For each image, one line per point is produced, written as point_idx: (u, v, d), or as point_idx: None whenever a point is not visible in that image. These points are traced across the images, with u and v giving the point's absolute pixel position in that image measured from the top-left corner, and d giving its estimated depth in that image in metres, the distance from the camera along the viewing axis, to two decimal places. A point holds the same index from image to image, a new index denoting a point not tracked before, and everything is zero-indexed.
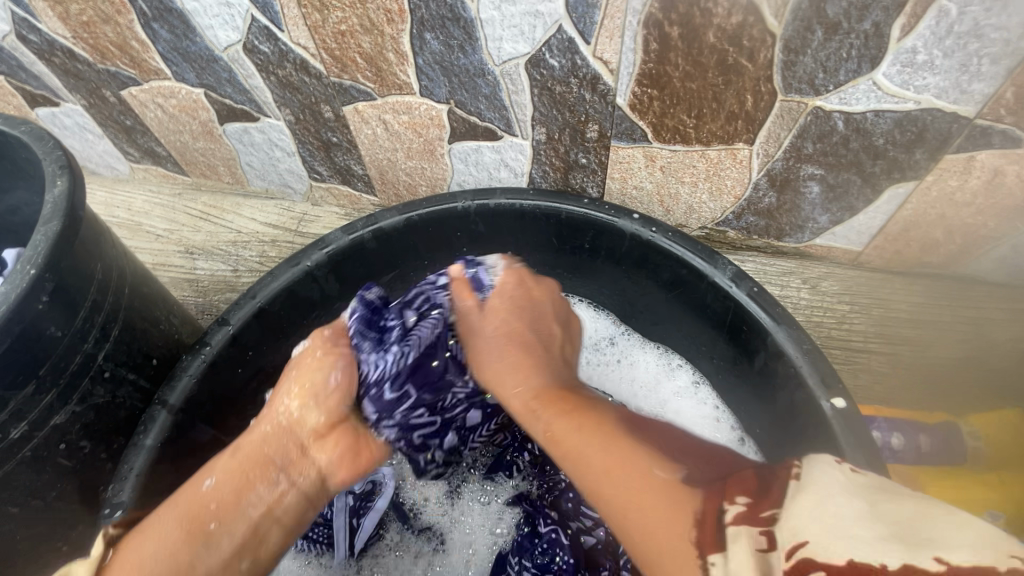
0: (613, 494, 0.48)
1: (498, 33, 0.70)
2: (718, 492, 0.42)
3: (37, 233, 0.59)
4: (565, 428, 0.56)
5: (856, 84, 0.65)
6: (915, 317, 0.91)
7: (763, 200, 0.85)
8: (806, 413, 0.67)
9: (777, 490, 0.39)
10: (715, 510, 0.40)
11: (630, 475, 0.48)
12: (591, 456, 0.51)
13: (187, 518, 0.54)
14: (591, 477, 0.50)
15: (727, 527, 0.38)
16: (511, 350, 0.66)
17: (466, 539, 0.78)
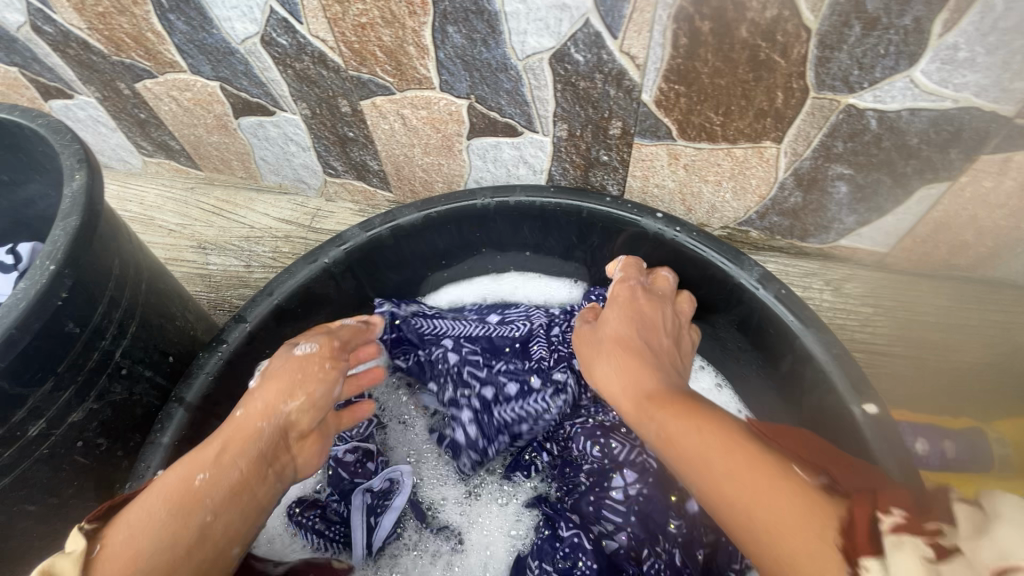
0: (737, 497, 0.45)
1: (522, 26, 0.68)
2: (869, 501, 0.41)
3: (56, 229, 0.58)
4: (681, 429, 0.52)
5: (893, 81, 0.64)
6: (941, 321, 0.89)
7: (788, 199, 0.83)
8: (834, 419, 0.65)
9: (947, 509, 0.38)
10: (868, 518, 0.40)
11: (753, 477, 0.46)
12: (710, 456, 0.48)
13: (178, 510, 0.52)
14: (720, 481, 0.47)
15: (889, 535, 0.37)
16: (625, 355, 0.64)
17: (484, 540, 0.77)
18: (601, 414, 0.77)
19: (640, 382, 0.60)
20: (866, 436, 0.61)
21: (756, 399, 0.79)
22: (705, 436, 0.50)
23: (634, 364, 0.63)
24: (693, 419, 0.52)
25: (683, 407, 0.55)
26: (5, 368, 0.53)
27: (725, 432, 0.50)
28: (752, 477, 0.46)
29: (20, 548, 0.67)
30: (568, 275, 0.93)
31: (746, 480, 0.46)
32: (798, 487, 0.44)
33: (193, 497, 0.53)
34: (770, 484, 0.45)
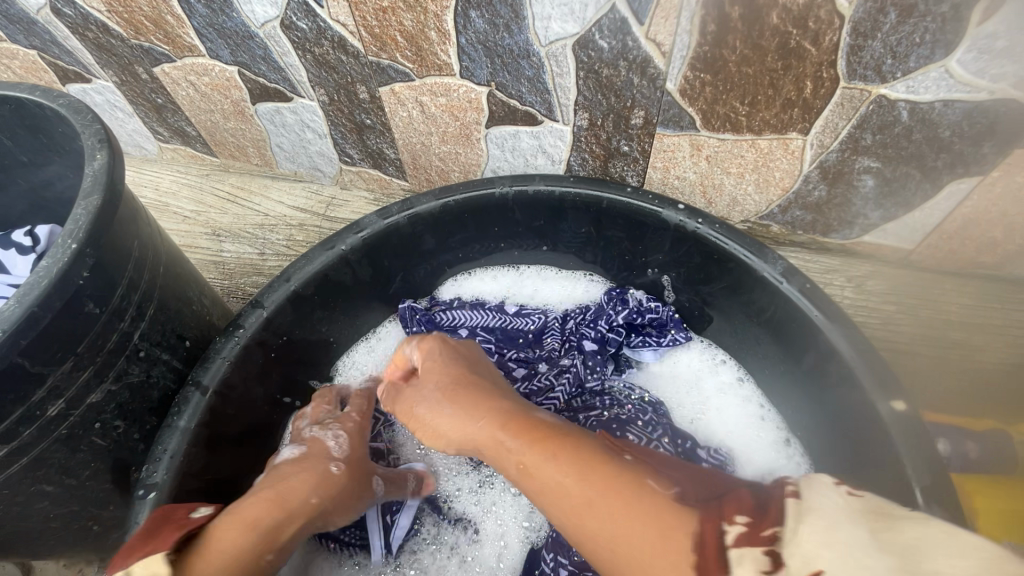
0: (601, 531, 0.45)
1: (546, 11, 0.67)
2: (716, 512, 0.43)
3: (78, 208, 0.58)
4: (535, 458, 0.51)
5: (927, 71, 0.62)
6: (967, 320, 0.87)
7: (812, 193, 0.81)
8: (861, 416, 0.64)
9: (778, 513, 0.40)
10: (717, 533, 0.41)
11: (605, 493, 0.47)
12: (565, 485, 0.48)
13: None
14: (576, 508, 0.47)
15: (733, 551, 0.39)
16: (447, 401, 0.60)
17: (497, 530, 0.76)
18: (616, 408, 0.76)
19: (474, 417, 0.57)
20: (893, 434, 0.60)
21: (779, 394, 0.78)
22: (552, 466, 0.49)
23: (457, 398, 0.60)
24: (538, 446, 0.52)
25: (534, 432, 0.53)
26: (28, 345, 0.53)
27: (573, 454, 0.50)
28: (602, 507, 0.46)
29: (36, 530, 0.67)
30: (583, 269, 0.92)
31: (598, 508, 0.46)
32: (647, 505, 0.45)
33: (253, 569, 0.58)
34: (626, 505, 0.45)
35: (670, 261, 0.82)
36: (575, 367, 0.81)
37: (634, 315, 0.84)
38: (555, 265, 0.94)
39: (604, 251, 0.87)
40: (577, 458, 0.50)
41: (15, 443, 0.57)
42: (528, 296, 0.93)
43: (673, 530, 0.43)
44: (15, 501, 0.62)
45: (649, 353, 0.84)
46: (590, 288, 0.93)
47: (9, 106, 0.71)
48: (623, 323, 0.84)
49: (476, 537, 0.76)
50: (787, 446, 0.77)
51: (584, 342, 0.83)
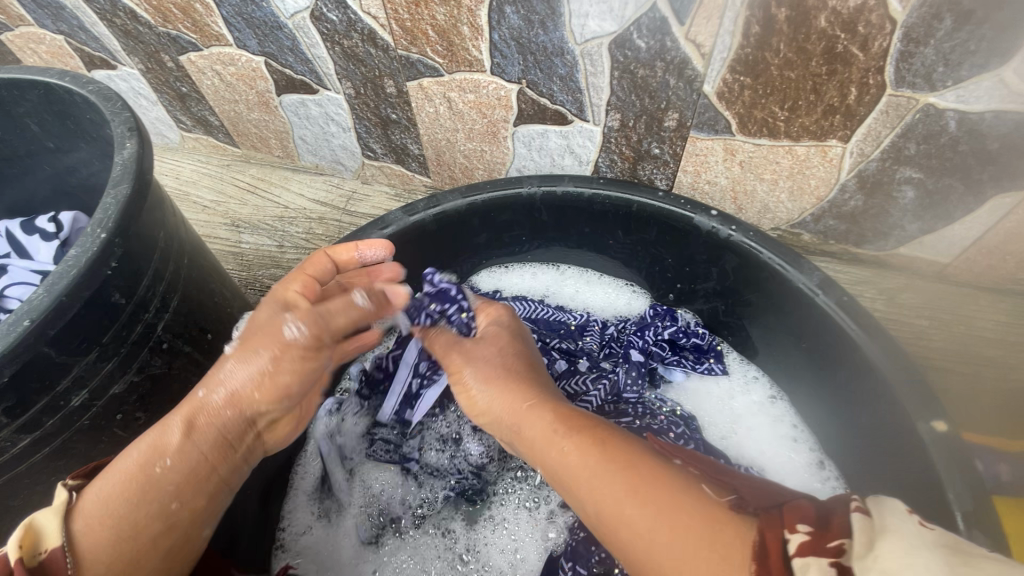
0: (636, 518, 0.43)
1: (584, 8, 0.65)
2: (777, 517, 0.38)
3: (107, 197, 0.57)
4: (584, 450, 0.50)
5: (980, 80, 0.60)
6: (1004, 338, 0.84)
7: (848, 202, 0.79)
8: (899, 434, 0.62)
9: (843, 527, 0.35)
10: (777, 542, 0.36)
11: (637, 482, 0.45)
12: (606, 482, 0.47)
13: (143, 496, 0.51)
14: (613, 499, 0.45)
15: (795, 560, 0.34)
16: (510, 387, 0.61)
17: (509, 545, 0.75)
18: (648, 417, 0.74)
19: (528, 407, 0.57)
20: (934, 455, 0.58)
21: (818, 414, 0.76)
22: (598, 461, 0.48)
23: (518, 391, 0.60)
24: (587, 445, 0.50)
25: (587, 427, 0.53)
26: (55, 335, 0.53)
27: (610, 455, 0.48)
28: (641, 508, 0.43)
29: None
30: (628, 279, 0.91)
31: (633, 508, 0.44)
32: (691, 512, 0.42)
33: (155, 481, 0.52)
34: (669, 500, 0.43)
35: (721, 287, 0.81)
36: (614, 374, 0.79)
37: (679, 333, 0.83)
38: (602, 271, 0.93)
39: (648, 266, 0.87)
40: (611, 456, 0.48)
41: (38, 433, 0.57)
42: (570, 296, 0.92)
43: (725, 539, 0.39)
44: (36, 489, 0.61)
45: (679, 374, 0.83)
46: (633, 301, 0.91)
47: (38, 91, 0.71)
48: (667, 338, 0.83)
49: (482, 544, 0.75)
50: (821, 469, 0.75)
51: (630, 351, 0.82)
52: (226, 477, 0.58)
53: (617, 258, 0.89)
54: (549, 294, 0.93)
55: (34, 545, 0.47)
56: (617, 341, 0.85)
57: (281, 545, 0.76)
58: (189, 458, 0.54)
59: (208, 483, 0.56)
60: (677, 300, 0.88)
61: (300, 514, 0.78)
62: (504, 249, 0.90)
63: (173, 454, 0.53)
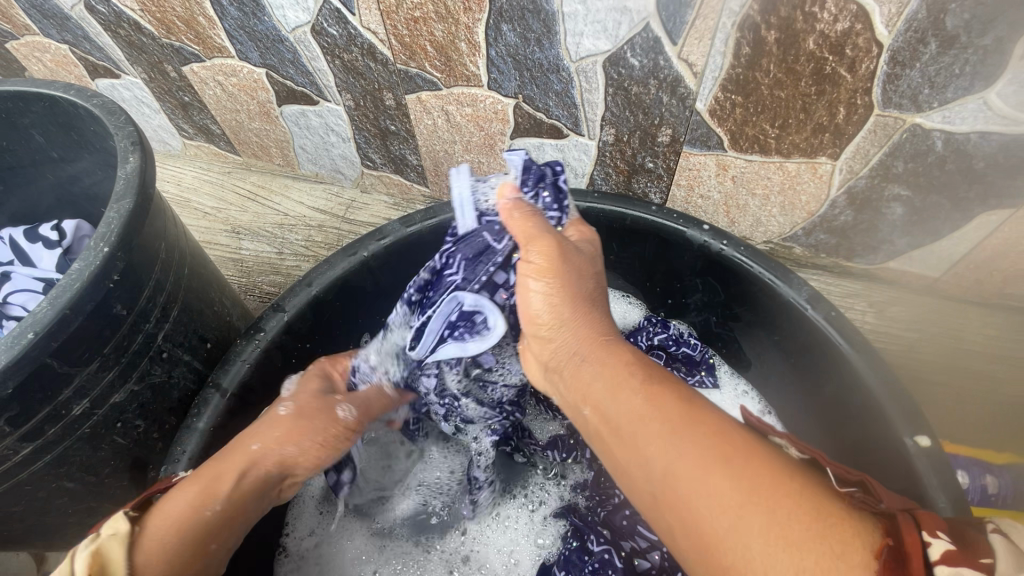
0: (725, 487, 0.38)
1: (579, 28, 0.67)
2: (907, 519, 0.36)
3: (110, 211, 0.58)
4: (666, 401, 0.44)
5: (964, 102, 0.61)
6: (992, 352, 0.85)
7: (838, 217, 0.81)
8: (885, 450, 0.64)
9: (986, 545, 0.34)
10: (918, 543, 0.34)
11: (732, 446, 0.40)
12: (693, 440, 0.41)
13: (195, 542, 0.51)
14: (698, 457, 0.40)
15: (939, 565, 0.33)
16: (585, 318, 0.54)
17: (508, 547, 0.76)
18: None
19: (599, 349, 0.51)
20: (920, 470, 0.59)
21: (805, 428, 0.77)
22: (683, 417, 0.42)
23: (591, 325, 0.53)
24: (659, 395, 0.45)
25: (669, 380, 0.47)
26: (58, 347, 0.54)
27: (691, 415, 0.43)
28: (736, 481, 0.38)
29: (55, 523, 0.68)
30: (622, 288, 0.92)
31: (722, 477, 0.38)
32: (800, 489, 0.37)
33: (207, 529, 0.51)
34: (774, 475, 0.38)
35: (712, 300, 0.83)
36: None
37: (670, 341, 0.84)
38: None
39: (641, 279, 0.88)
40: (693, 414, 0.43)
41: (39, 441, 0.58)
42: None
43: (846, 537, 0.35)
44: (36, 496, 0.63)
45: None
46: (628, 310, 0.91)
47: (43, 104, 0.72)
48: (658, 345, 0.84)
49: (481, 546, 0.76)
50: None
51: None
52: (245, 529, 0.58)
53: (612, 270, 0.90)
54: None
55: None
56: None
57: (282, 549, 0.75)
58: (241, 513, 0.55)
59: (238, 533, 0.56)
60: (668, 315, 0.90)
61: (304, 518, 0.77)
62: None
63: (228, 506, 0.53)
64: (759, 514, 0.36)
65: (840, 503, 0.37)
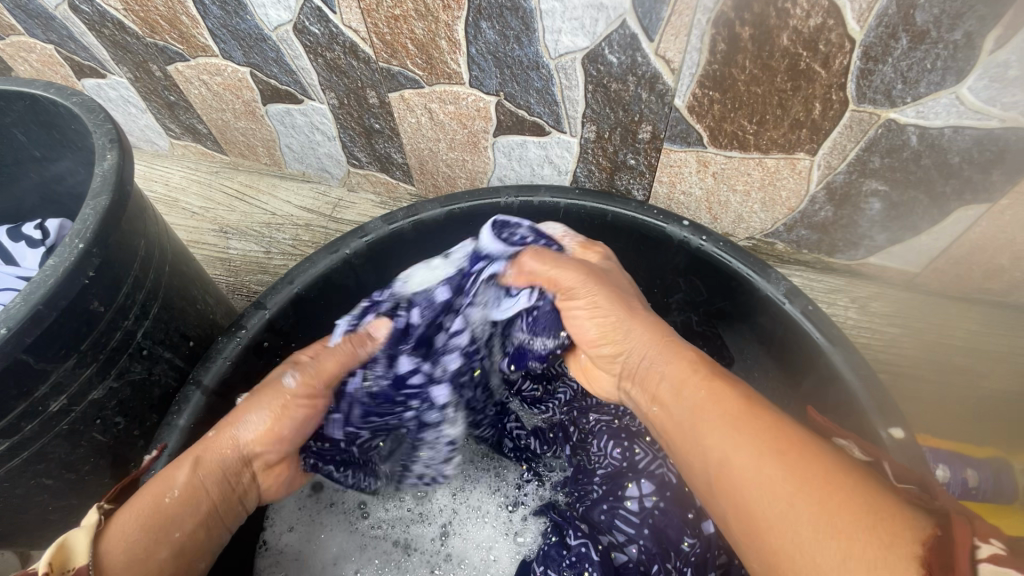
0: (773, 476, 0.45)
1: (557, 25, 0.67)
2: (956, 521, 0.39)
3: (86, 207, 0.59)
4: (723, 396, 0.52)
5: (937, 97, 0.62)
6: (972, 347, 0.86)
7: (818, 213, 0.81)
8: (861, 442, 0.64)
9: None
10: (968, 543, 0.37)
11: (787, 440, 0.47)
12: (750, 432, 0.48)
13: (155, 526, 0.52)
14: (752, 446, 0.47)
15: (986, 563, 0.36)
16: (638, 321, 0.63)
17: (487, 544, 0.76)
18: (628, 416, 0.77)
19: (661, 345, 0.60)
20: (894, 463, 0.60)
21: None
22: (741, 411, 0.50)
23: (655, 330, 0.62)
24: (722, 394, 0.52)
25: (728, 379, 0.55)
26: (32, 343, 0.54)
27: (749, 418, 0.49)
28: (790, 473, 0.44)
29: (34, 520, 0.68)
30: None
31: (778, 464, 0.45)
32: (842, 476, 0.43)
33: (166, 514, 0.54)
34: (825, 470, 0.43)
35: (693, 297, 0.83)
36: None
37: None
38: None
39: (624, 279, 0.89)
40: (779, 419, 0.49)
41: (16, 437, 0.58)
42: None
43: (894, 528, 0.39)
44: (15, 492, 0.63)
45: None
46: None
47: (24, 102, 0.73)
48: None
49: (460, 544, 0.77)
50: None
51: None
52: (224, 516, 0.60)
53: None
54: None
55: (63, 564, 0.47)
56: None
57: (262, 543, 0.75)
58: (200, 495, 0.57)
59: (210, 518, 0.58)
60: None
61: (282, 513, 0.76)
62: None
63: (183, 488, 0.56)
64: (813, 490, 0.43)
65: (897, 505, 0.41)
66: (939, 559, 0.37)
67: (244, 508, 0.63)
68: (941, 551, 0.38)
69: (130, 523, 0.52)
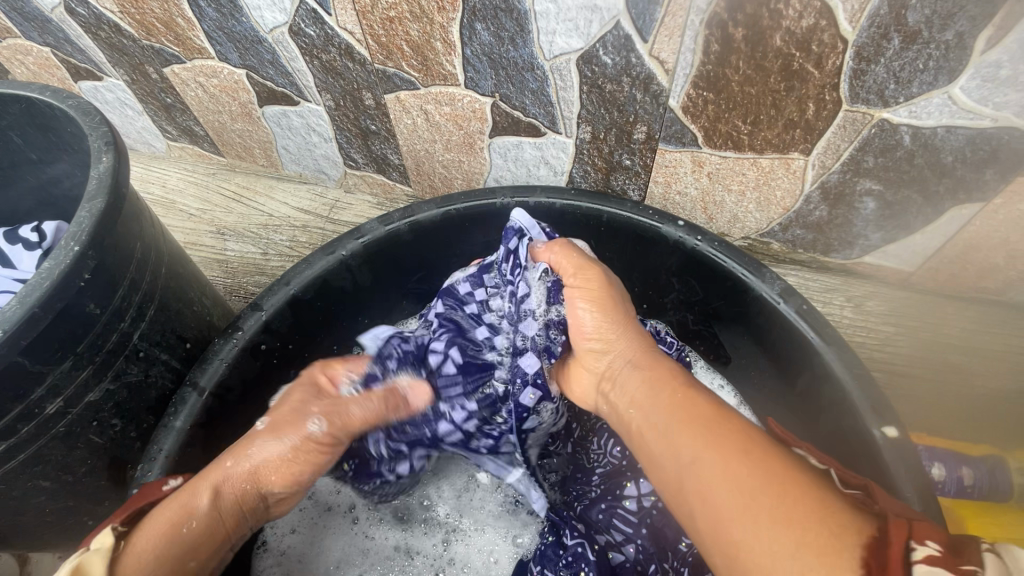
0: (736, 475, 0.45)
1: (551, 26, 0.67)
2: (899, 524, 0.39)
3: (82, 210, 0.59)
4: (699, 401, 0.53)
5: (929, 97, 0.62)
6: (967, 345, 0.86)
7: (813, 212, 0.81)
8: (855, 443, 0.65)
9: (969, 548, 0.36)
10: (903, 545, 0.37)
11: (752, 444, 0.47)
12: (719, 432, 0.49)
13: (173, 560, 0.53)
14: (720, 445, 0.48)
15: (919, 564, 0.36)
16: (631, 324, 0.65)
17: (486, 546, 0.77)
18: None
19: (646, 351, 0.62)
20: (888, 462, 0.60)
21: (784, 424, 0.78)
22: (714, 416, 0.51)
23: (644, 338, 0.64)
24: (695, 400, 0.53)
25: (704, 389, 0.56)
26: (28, 345, 0.54)
27: (710, 423, 0.50)
28: (752, 473, 0.45)
29: (31, 523, 0.68)
30: None
31: (741, 465, 0.46)
32: (796, 481, 0.44)
33: (184, 545, 0.55)
34: (786, 476, 0.44)
35: (689, 297, 0.84)
36: None
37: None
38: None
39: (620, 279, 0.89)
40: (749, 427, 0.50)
41: (12, 440, 0.58)
42: None
43: (843, 528, 0.40)
44: (12, 494, 0.63)
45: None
46: None
47: (20, 105, 0.73)
48: None
49: (460, 546, 0.77)
50: None
51: None
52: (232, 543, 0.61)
53: None
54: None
55: None
56: None
57: (262, 545, 0.75)
58: (215, 529, 0.57)
59: (220, 547, 0.59)
60: (647, 314, 0.91)
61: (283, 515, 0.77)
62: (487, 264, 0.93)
63: (201, 522, 0.56)
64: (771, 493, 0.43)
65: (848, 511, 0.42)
66: (876, 558, 0.37)
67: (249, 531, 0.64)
68: (878, 547, 0.38)
69: (147, 549, 0.52)
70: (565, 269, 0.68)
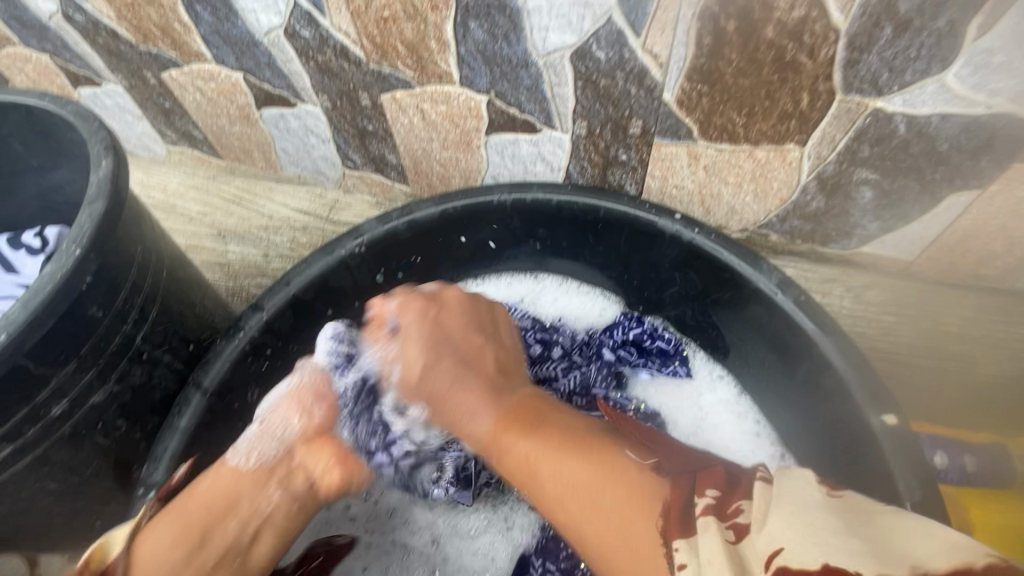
0: (583, 514, 0.50)
1: (544, 22, 0.67)
2: (688, 483, 0.47)
3: (83, 214, 0.60)
4: (523, 452, 0.56)
5: (923, 85, 0.62)
6: (967, 333, 0.86)
7: (810, 203, 0.81)
8: (853, 431, 0.65)
9: (745, 491, 0.46)
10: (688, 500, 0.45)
11: (583, 474, 0.51)
12: (550, 480, 0.53)
13: (182, 518, 0.60)
14: (562, 492, 0.51)
15: (700, 517, 0.43)
16: (464, 392, 0.64)
17: (485, 544, 0.77)
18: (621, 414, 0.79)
19: (471, 409, 0.63)
20: (885, 447, 0.61)
21: (784, 414, 0.78)
22: (546, 455, 0.54)
23: (461, 378, 0.66)
24: (540, 443, 0.56)
25: (523, 422, 0.59)
26: (32, 348, 0.55)
27: (560, 446, 0.54)
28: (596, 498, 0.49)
29: (40, 524, 0.69)
30: (600, 285, 0.93)
31: (585, 484, 0.51)
32: (625, 490, 0.48)
33: (193, 509, 0.61)
34: (608, 489, 0.49)
35: (688, 291, 0.84)
36: (585, 369, 0.83)
37: (644, 335, 0.86)
38: (580, 281, 0.94)
39: (618, 272, 0.89)
40: (572, 447, 0.54)
41: (19, 441, 0.59)
42: (547, 303, 0.94)
43: (645, 506, 0.47)
44: (20, 497, 0.64)
45: (644, 375, 0.86)
46: (606, 308, 0.93)
47: (20, 112, 0.73)
48: (633, 342, 0.86)
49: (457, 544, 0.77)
50: (782, 461, 0.78)
51: (602, 350, 0.85)
52: (258, 503, 0.64)
53: (588, 266, 0.91)
54: (525, 301, 0.94)
55: (103, 556, 0.58)
56: (589, 344, 0.87)
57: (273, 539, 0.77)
58: (221, 484, 0.63)
59: (240, 507, 0.63)
60: (645, 311, 0.91)
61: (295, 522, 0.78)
62: (484, 263, 0.93)
63: (210, 478, 0.64)
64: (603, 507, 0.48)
65: (648, 487, 0.48)
66: (668, 514, 0.45)
67: (287, 499, 0.66)
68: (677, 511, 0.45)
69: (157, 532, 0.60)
70: (412, 328, 0.71)
